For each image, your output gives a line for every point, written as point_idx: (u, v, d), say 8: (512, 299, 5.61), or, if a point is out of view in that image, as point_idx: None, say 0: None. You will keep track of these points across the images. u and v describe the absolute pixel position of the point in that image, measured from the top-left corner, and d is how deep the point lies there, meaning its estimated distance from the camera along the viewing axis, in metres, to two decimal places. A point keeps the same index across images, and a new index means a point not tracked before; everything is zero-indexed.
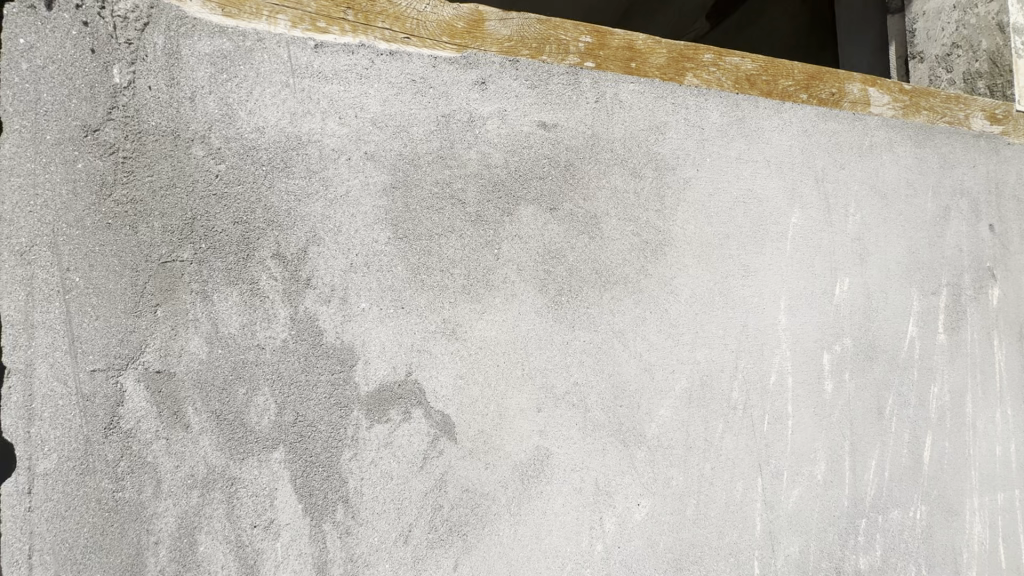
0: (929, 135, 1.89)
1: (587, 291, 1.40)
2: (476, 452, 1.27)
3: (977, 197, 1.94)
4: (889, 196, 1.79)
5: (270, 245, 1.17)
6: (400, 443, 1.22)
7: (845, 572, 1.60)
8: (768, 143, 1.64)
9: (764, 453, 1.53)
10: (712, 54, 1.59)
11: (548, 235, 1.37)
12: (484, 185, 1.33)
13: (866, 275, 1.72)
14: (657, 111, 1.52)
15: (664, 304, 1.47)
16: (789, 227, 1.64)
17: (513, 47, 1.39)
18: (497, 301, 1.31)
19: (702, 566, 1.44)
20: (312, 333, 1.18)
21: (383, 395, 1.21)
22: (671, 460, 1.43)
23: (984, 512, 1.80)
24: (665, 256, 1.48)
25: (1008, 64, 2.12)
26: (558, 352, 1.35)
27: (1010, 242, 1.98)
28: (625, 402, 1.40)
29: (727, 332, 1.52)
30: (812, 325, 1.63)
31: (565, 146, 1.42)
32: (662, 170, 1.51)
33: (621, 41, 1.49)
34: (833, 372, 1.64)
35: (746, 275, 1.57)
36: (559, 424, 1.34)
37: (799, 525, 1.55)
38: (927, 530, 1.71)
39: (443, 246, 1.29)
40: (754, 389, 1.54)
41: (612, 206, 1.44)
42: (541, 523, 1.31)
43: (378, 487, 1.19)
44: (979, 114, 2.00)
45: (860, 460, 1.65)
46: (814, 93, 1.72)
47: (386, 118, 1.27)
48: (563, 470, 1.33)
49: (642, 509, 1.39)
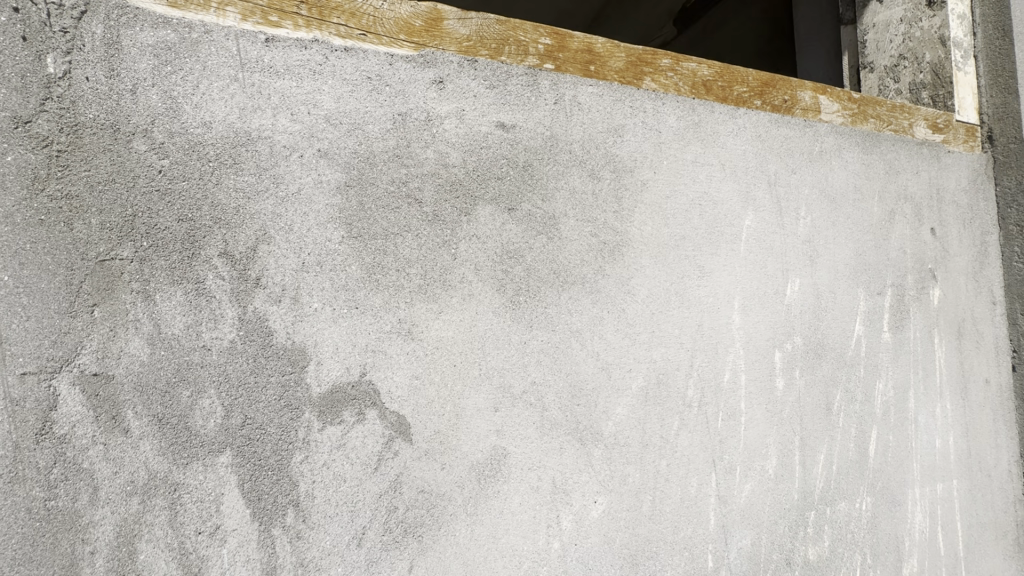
0: (875, 142, 1.97)
1: (545, 291, 1.41)
2: (432, 453, 1.26)
3: (919, 202, 2.04)
4: (837, 200, 1.87)
5: (217, 244, 1.13)
6: (354, 445, 1.20)
7: (794, 562, 1.65)
8: (723, 147, 1.69)
9: (718, 448, 1.57)
10: (669, 59, 1.62)
11: (506, 236, 1.38)
12: (442, 184, 1.33)
13: (816, 276, 1.79)
14: (616, 114, 1.54)
15: (621, 304, 1.49)
16: (743, 229, 1.69)
17: (472, 46, 1.39)
18: (454, 301, 1.31)
19: (657, 561, 1.46)
20: (261, 334, 1.15)
21: (336, 397, 1.19)
22: (628, 457, 1.46)
23: (925, 502, 1.90)
24: (622, 257, 1.51)
25: (949, 76, 2.24)
26: (516, 351, 1.36)
27: (950, 245, 2.08)
28: (582, 401, 1.42)
29: (683, 331, 1.56)
30: (765, 324, 1.68)
31: (524, 147, 1.42)
32: (620, 172, 1.53)
33: (581, 44, 1.51)
34: (784, 369, 1.70)
35: (701, 275, 1.61)
36: (516, 424, 1.34)
37: (752, 518, 1.60)
38: (872, 521, 1.79)
39: (400, 245, 1.28)
40: (709, 387, 1.58)
41: (570, 207, 1.46)
42: (497, 523, 1.31)
43: (330, 490, 1.17)
44: (922, 123, 2.10)
45: (810, 454, 1.71)
46: (768, 100, 1.77)
47: (341, 115, 1.25)
48: (520, 469, 1.34)
49: (599, 507, 1.41)
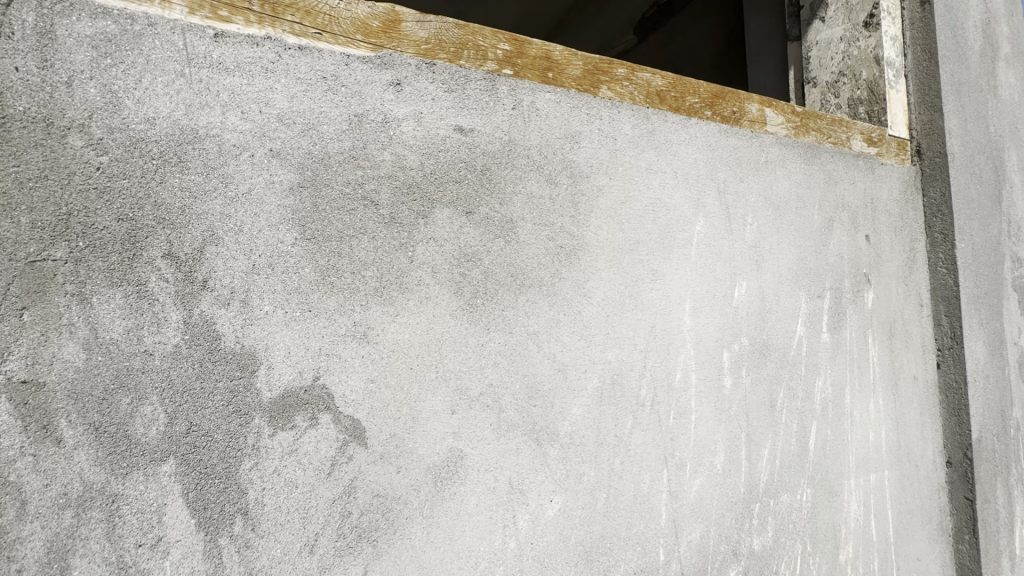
0: (816, 153, 2.09)
1: (502, 294, 1.42)
2: (387, 456, 1.26)
3: (856, 211, 2.17)
4: (781, 207, 1.97)
5: (160, 244, 1.09)
6: (306, 450, 1.18)
7: (741, 553, 1.73)
8: (676, 155, 1.75)
9: (670, 446, 1.63)
10: (625, 69, 1.67)
11: (464, 239, 1.39)
12: (399, 187, 1.32)
13: (761, 280, 1.88)
14: (573, 121, 1.58)
15: (577, 306, 1.52)
16: (694, 235, 1.76)
17: (430, 49, 1.39)
18: (411, 303, 1.31)
19: (611, 556, 1.50)
20: (208, 338, 1.11)
21: (287, 401, 1.17)
22: (583, 456, 1.49)
23: (859, 492, 2.02)
24: (578, 261, 1.54)
25: (882, 93, 2.40)
26: (473, 353, 1.37)
27: (882, 252, 2.23)
28: (539, 402, 1.44)
29: (637, 333, 1.61)
30: (713, 326, 1.76)
31: (482, 151, 1.44)
32: (576, 177, 1.57)
33: (539, 51, 1.53)
34: (732, 369, 1.78)
35: (654, 279, 1.66)
36: (473, 426, 1.35)
37: (701, 512, 1.66)
38: (812, 511, 1.90)
39: (355, 248, 1.26)
40: (661, 386, 1.64)
41: (528, 211, 1.48)
42: (453, 525, 1.31)
43: (281, 496, 1.15)
44: (859, 137, 2.24)
45: (755, 449, 1.79)
46: (718, 111, 1.85)
47: (294, 114, 1.23)
48: (477, 470, 1.35)
49: (555, 505, 1.44)
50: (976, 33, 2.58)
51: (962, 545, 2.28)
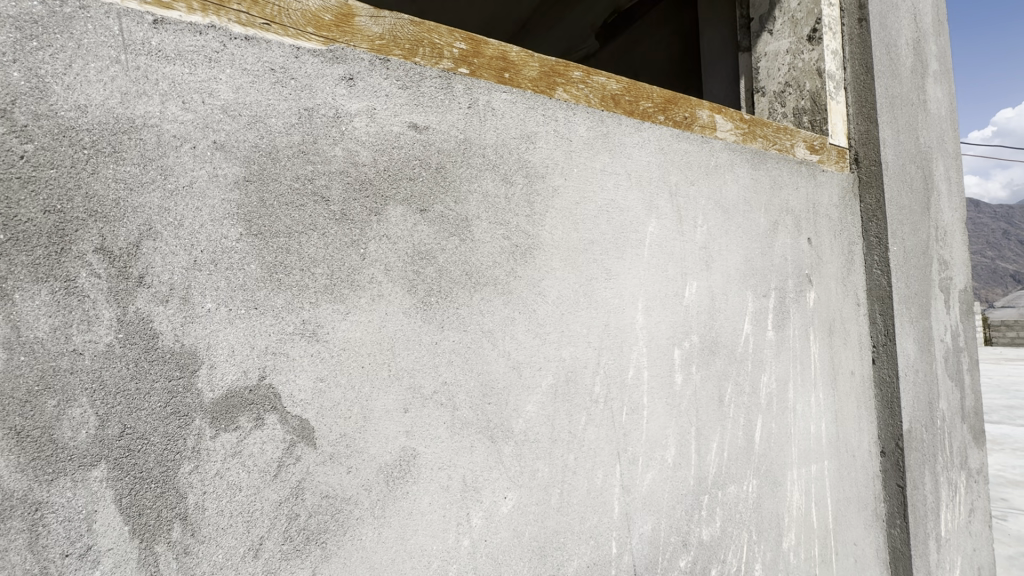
0: (763, 159, 2.19)
1: (456, 292, 1.42)
2: (337, 456, 1.23)
3: (799, 215, 2.29)
4: (730, 210, 2.05)
5: (92, 238, 1.04)
6: (251, 452, 1.15)
7: (690, 543, 1.79)
8: (629, 158, 1.80)
9: (623, 441, 1.67)
10: (581, 72, 1.71)
11: (418, 236, 1.38)
12: (351, 183, 1.31)
13: (710, 280, 1.95)
14: (528, 122, 1.60)
15: (532, 305, 1.54)
16: (647, 235, 1.81)
17: (385, 45, 1.38)
18: (362, 301, 1.29)
19: (564, 551, 1.53)
20: (144, 336, 1.07)
21: (230, 402, 1.14)
22: (537, 453, 1.51)
23: (801, 481, 2.13)
24: (533, 260, 1.56)
25: (824, 103, 2.53)
26: (427, 352, 1.36)
27: (823, 254, 2.36)
28: (493, 399, 1.45)
29: (591, 331, 1.64)
30: (665, 324, 1.81)
31: (437, 149, 1.43)
32: (532, 177, 1.59)
33: (495, 51, 1.55)
34: (682, 365, 1.84)
35: (608, 278, 1.70)
36: (426, 424, 1.35)
37: (652, 505, 1.71)
38: (757, 501, 1.98)
39: (304, 244, 1.24)
40: (614, 383, 1.68)
41: (483, 210, 1.49)
42: (405, 524, 1.30)
43: (223, 500, 1.11)
44: (802, 145, 2.36)
45: (704, 443, 1.86)
46: (670, 116, 1.92)
47: (240, 106, 1.20)
48: (430, 469, 1.34)
49: (509, 502, 1.45)
50: (907, 50, 2.76)
51: (894, 529, 2.42)
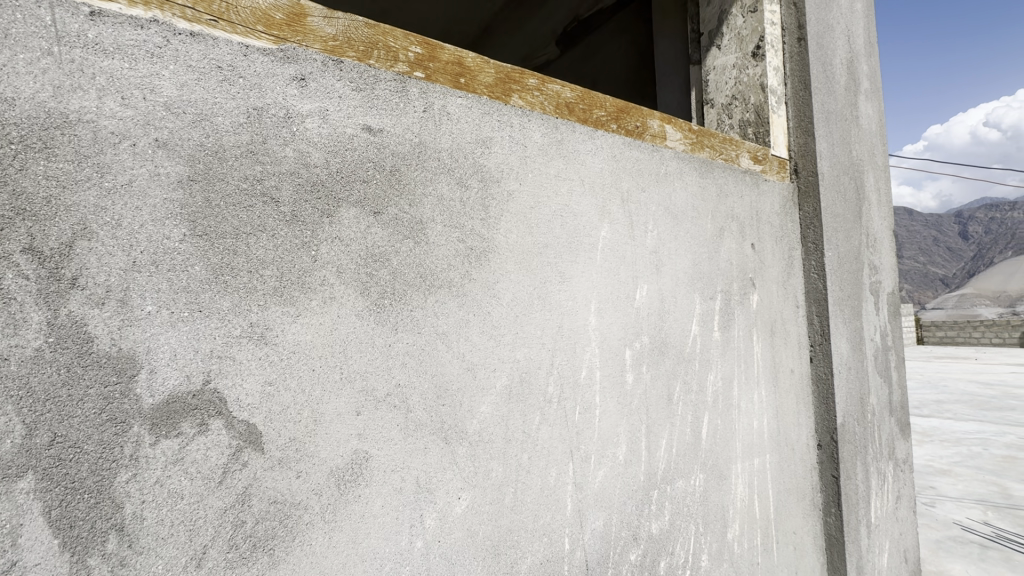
0: (710, 168, 2.30)
1: (410, 294, 1.43)
2: (286, 461, 1.22)
3: (743, 221, 2.41)
4: (679, 216, 2.14)
5: (20, 238, 0.99)
6: (194, 459, 1.12)
7: (640, 537, 1.86)
8: (583, 164, 1.85)
9: (576, 440, 1.72)
10: (536, 79, 1.76)
11: (371, 239, 1.38)
12: (302, 184, 1.29)
13: (660, 283, 2.03)
14: (484, 127, 1.62)
15: (486, 307, 1.57)
16: (599, 240, 1.87)
17: (338, 47, 1.37)
18: (313, 304, 1.28)
19: (518, 549, 1.55)
20: (77, 340, 1.02)
21: (172, 408, 1.10)
22: (491, 452, 1.53)
23: (745, 474, 2.24)
24: (488, 263, 1.59)
25: (766, 116, 2.69)
26: (379, 354, 1.36)
27: (765, 259, 2.49)
28: (447, 401, 1.46)
29: (545, 332, 1.69)
30: (617, 325, 1.88)
31: (391, 152, 1.44)
32: (487, 182, 1.61)
33: (451, 57, 1.57)
34: (633, 365, 1.91)
35: (562, 281, 1.75)
36: (379, 427, 1.35)
37: (604, 500, 1.77)
38: (704, 494, 2.07)
39: (252, 246, 1.22)
40: (567, 383, 1.72)
41: (438, 213, 1.50)
42: (357, 528, 1.30)
43: (164, 509, 1.08)
44: (746, 155, 2.49)
45: (654, 440, 1.93)
46: (623, 125, 1.99)
47: (184, 104, 1.17)
48: (382, 472, 1.34)
49: (462, 502, 1.47)
50: (841, 69, 2.96)
51: (829, 517, 2.58)
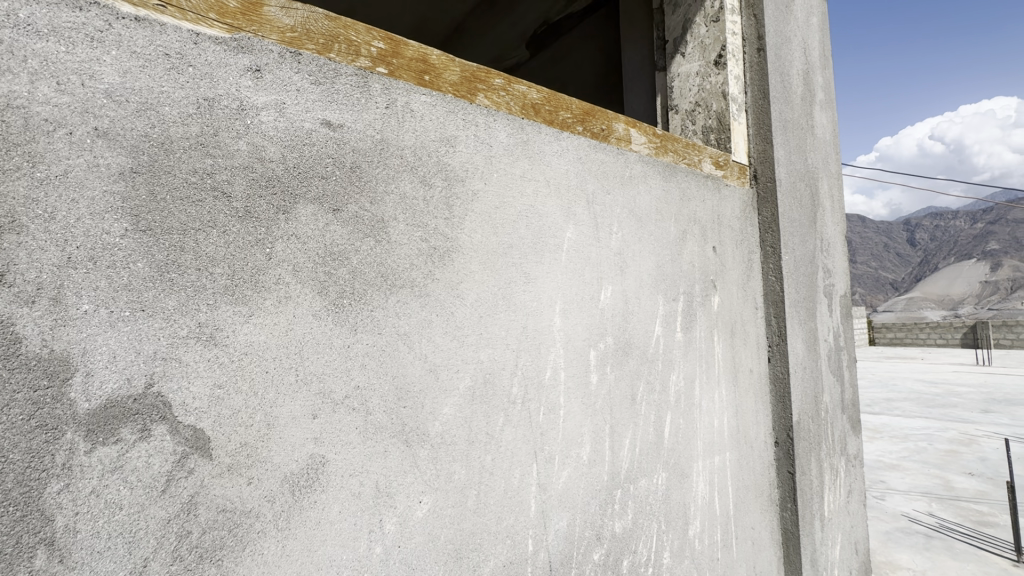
0: (673, 171, 2.35)
1: (371, 294, 1.40)
2: (236, 467, 1.17)
3: (705, 224, 2.47)
4: (643, 219, 2.18)
5: None
6: (135, 466, 1.06)
7: (604, 536, 1.87)
8: (549, 165, 1.86)
9: (539, 441, 1.72)
10: (502, 79, 1.75)
11: (330, 237, 1.34)
12: (255, 179, 1.25)
13: (624, 284, 2.06)
14: (448, 126, 1.61)
15: (449, 307, 1.55)
16: (565, 241, 1.87)
17: (297, 38, 1.33)
18: (268, 303, 1.24)
19: (480, 552, 1.54)
20: (3, 341, 0.95)
21: (110, 413, 1.04)
22: (453, 455, 1.51)
23: (706, 472, 2.29)
24: (451, 262, 1.57)
25: (728, 123, 2.77)
26: (338, 356, 1.32)
27: (726, 262, 2.56)
28: (409, 403, 1.43)
29: (509, 333, 1.68)
30: (582, 326, 1.89)
31: (351, 148, 1.40)
32: (451, 181, 1.59)
33: (415, 53, 1.55)
34: (598, 366, 1.92)
35: (526, 281, 1.75)
36: (337, 430, 1.31)
37: (567, 501, 1.77)
38: (666, 492, 2.11)
39: (201, 242, 1.16)
40: (532, 384, 1.72)
41: (400, 211, 1.48)
42: (313, 535, 1.25)
43: (101, 520, 1.02)
44: (708, 160, 2.55)
45: (617, 440, 1.95)
46: (589, 127, 2.01)
47: (127, 92, 1.11)
48: (340, 477, 1.30)
49: (424, 506, 1.44)
50: (798, 80, 3.08)
51: (786, 512, 2.66)
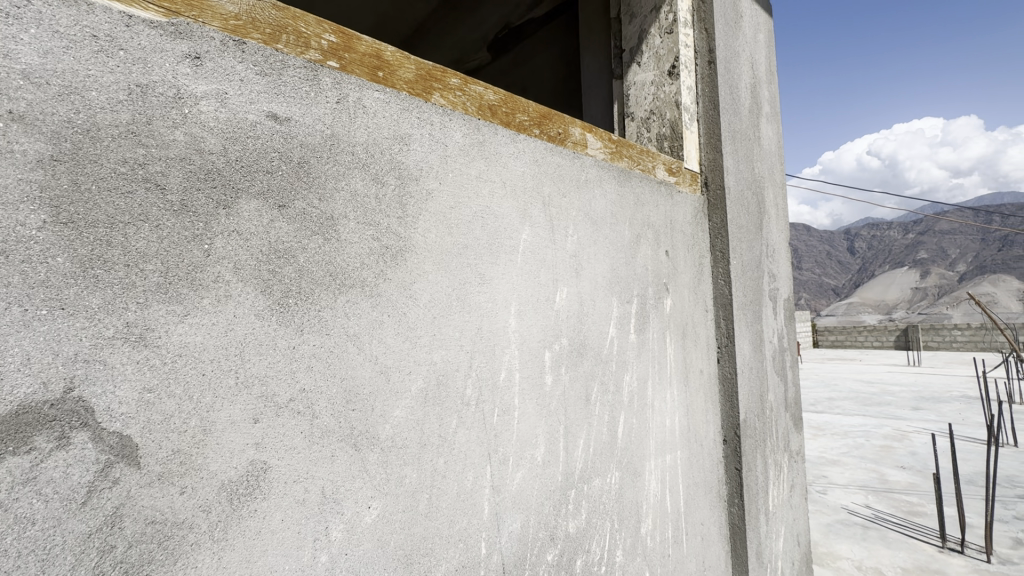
0: (628, 176, 2.40)
1: (318, 294, 1.35)
2: (168, 476, 1.10)
3: (658, 229, 2.54)
4: (598, 222, 2.21)
5: None
6: (50, 478, 0.98)
7: (557, 536, 1.88)
8: (505, 167, 1.86)
9: (493, 443, 1.71)
10: (458, 79, 1.75)
11: (274, 234, 1.29)
12: (193, 172, 1.18)
13: (579, 286, 2.09)
14: (402, 123, 1.58)
15: (402, 308, 1.52)
16: (520, 243, 1.88)
17: (241, 27, 1.28)
18: (205, 303, 1.17)
19: (432, 557, 1.51)
20: None
21: (22, 420, 0.96)
22: (405, 459, 1.48)
23: (657, 470, 2.34)
24: (404, 262, 1.54)
25: (680, 131, 2.86)
26: (282, 358, 1.27)
27: (678, 265, 2.64)
28: (358, 406, 1.39)
29: (463, 334, 1.67)
30: (536, 327, 1.90)
31: (299, 142, 1.35)
32: (404, 179, 1.57)
33: (368, 48, 1.52)
34: (552, 367, 1.93)
35: (481, 282, 1.74)
36: (280, 435, 1.25)
37: (521, 502, 1.77)
38: (619, 491, 2.14)
39: (130, 236, 1.09)
40: (486, 385, 1.71)
41: (351, 209, 1.44)
42: (252, 545, 1.20)
43: (10, 537, 0.94)
44: (661, 167, 2.63)
45: (572, 440, 1.97)
46: (545, 130, 2.03)
47: (47, 74, 1.03)
48: (283, 483, 1.25)
49: (373, 511, 1.40)
50: (746, 93, 3.22)
51: (733, 507, 2.76)
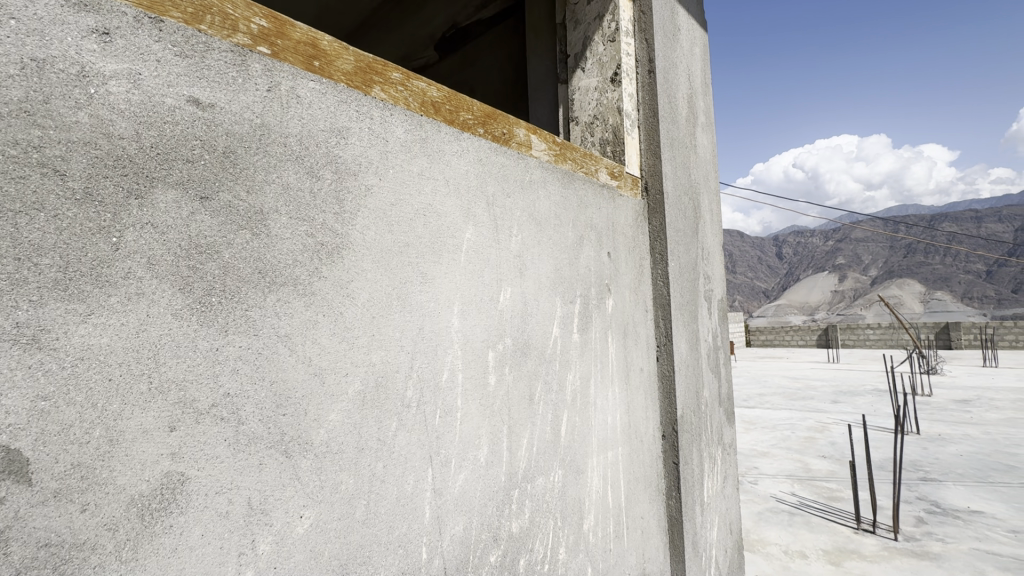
0: (571, 178, 2.44)
1: (245, 292, 1.27)
2: (66, 493, 1.00)
3: (600, 231, 2.60)
4: (542, 223, 2.23)
5: None
6: None
7: (501, 537, 1.87)
8: (448, 165, 1.84)
9: (435, 445, 1.67)
10: (400, 74, 1.71)
11: (195, 227, 1.20)
12: (100, 158, 1.08)
13: (523, 286, 2.09)
14: (339, 116, 1.52)
15: (339, 307, 1.46)
16: (463, 242, 1.86)
17: (157, 3, 1.19)
18: (113, 302, 1.07)
19: (370, 565, 1.46)
20: None
21: None
22: (340, 465, 1.42)
23: (600, 467, 2.39)
24: (341, 259, 1.48)
25: (622, 136, 2.95)
26: (203, 360, 1.19)
27: (619, 267, 2.71)
28: (289, 410, 1.32)
29: (404, 334, 1.62)
30: (480, 327, 1.88)
31: (225, 131, 1.27)
32: (342, 174, 1.51)
33: (303, 36, 1.45)
34: (496, 367, 1.93)
35: (423, 282, 1.71)
36: (200, 444, 1.17)
37: (464, 504, 1.75)
38: (562, 489, 2.16)
39: (22, 227, 0.99)
40: (427, 387, 1.68)
41: (282, 203, 1.36)
42: (167, 564, 1.11)
43: None
44: (604, 170, 2.69)
45: (515, 440, 1.97)
46: (489, 129, 2.02)
47: None
48: (203, 496, 1.16)
49: (306, 521, 1.33)
50: (683, 103, 3.36)
51: (671, 500, 2.86)
